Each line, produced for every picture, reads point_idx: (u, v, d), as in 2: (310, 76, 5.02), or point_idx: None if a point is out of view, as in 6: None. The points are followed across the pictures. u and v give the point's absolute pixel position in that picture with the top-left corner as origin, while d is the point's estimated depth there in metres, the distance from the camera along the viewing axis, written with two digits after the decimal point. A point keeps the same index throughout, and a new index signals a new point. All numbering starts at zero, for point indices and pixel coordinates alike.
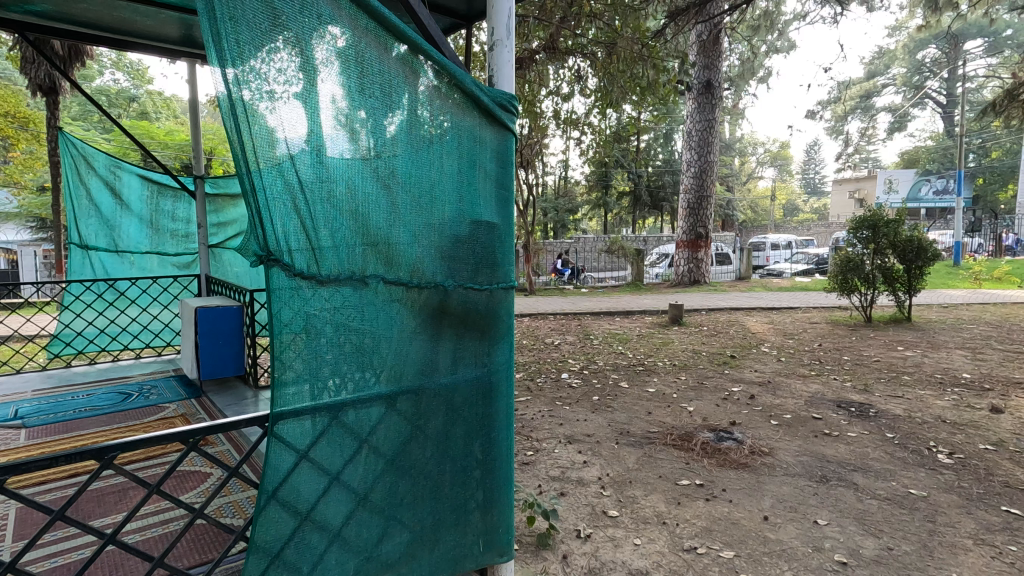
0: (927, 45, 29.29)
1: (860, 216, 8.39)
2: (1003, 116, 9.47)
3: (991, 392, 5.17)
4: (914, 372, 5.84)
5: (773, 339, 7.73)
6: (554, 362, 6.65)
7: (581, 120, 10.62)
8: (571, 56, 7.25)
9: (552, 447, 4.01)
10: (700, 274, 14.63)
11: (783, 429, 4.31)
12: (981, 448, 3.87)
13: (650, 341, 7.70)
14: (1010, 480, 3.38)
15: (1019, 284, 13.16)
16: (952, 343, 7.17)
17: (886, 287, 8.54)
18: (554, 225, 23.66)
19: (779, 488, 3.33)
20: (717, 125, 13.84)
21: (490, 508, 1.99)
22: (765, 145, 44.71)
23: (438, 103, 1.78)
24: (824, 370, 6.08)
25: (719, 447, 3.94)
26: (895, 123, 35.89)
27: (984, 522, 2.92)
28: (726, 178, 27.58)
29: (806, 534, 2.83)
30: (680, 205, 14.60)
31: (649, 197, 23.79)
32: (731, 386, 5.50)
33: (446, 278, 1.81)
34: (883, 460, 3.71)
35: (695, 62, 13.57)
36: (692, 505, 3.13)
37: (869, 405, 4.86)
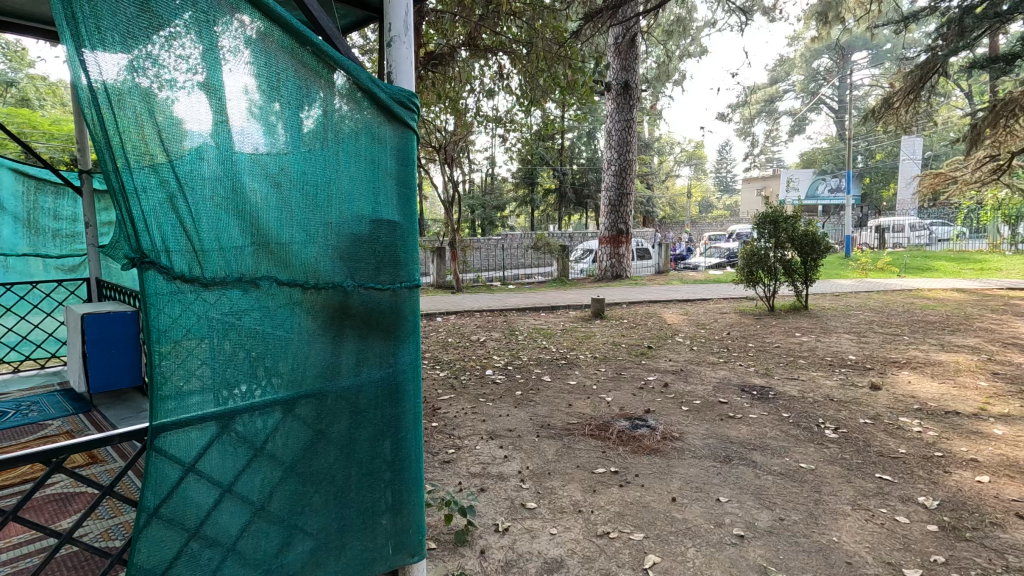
0: (821, 55, 31.98)
1: (763, 212, 9.01)
2: (881, 122, 10.51)
3: (871, 371, 5.75)
4: (808, 356, 6.38)
5: (687, 329, 8.18)
6: (478, 359, 6.66)
7: (505, 117, 10.70)
8: (492, 53, 7.28)
9: (474, 444, 4.02)
10: (621, 270, 15.14)
11: (692, 414, 4.57)
12: (861, 422, 4.30)
13: (572, 335, 7.89)
14: (884, 450, 3.77)
15: (898, 273, 14.70)
16: (840, 328, 7.90)
17: (786, 278, 9.24)
18: (481, 222, 23.70)
19: (687, 470, 3.53)
20: (635, 125, 14.38)
21: (400, 509, 1.97)
22: (681, 145, 47.10)
23: (334, 97, 1.72)
24: (731, 357, 6.50)
25: (633, 435, 4.12)
26: (795, 126, 38.91)
27: (861, 489, 3.24)
28: (646, 176, 28.79)
29: (709, 512, 3.02)
30: (602, 202, 15.05)
31: (574, 195, 24.39)
32: (647, 375, 5.77)
33: (346, 278, 1.75)
34: (778, 438, 4.03)
35: (613, 63, 14.03)
36: (607, 492, 3.25)
37: (768, 387, 5.25)
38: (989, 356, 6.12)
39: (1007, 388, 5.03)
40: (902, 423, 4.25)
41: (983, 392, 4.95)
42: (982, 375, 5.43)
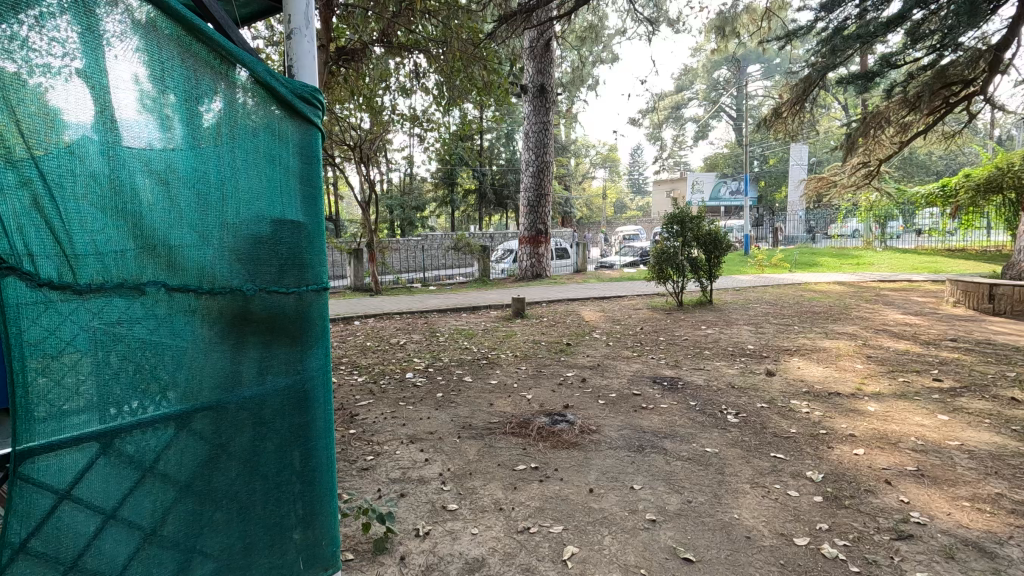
0: (720, 67, 34.38)
1: (671, 213, 9.53)
2: (772, 130, 11.47)
3: (766, 358, 6.26)
4: (712, 347, 6.82)
5: (603, 326, 8.48)
6: (398, 362, 6.52)
7: (422, 116, 10.58)
8: (408, 51, 7.19)
9: (393, 449, 3.94)
10: (541, 269, 15.36)
11: (608, 407, 4.75)
12: (758, 406, 4.66)
13: (493, 335, 7.94)
14: (778, 431, 4.11)
15: (790, 269, 16.06)
16: (740, 320, 8.52)
17: (692, 275, 9.81)
18: (400, 223, 23.26)
19: (603, 461, 3.67)
20: (551, 127, 14.71)
21: (312, 522, 1.87)
22: (596, 148, 48.78)
23: (228, 91, 1.60)
24: (644, 350, 6.82)
25: (552, 430, 4.21)
26: (699, 132, 41.50)
27: (758, 468, 3.51)
28: (563, 177, 29.54)
29: (624, 500, 3.15)
30: (521, 203, 15.25)
31: (494, 195, 24.55)
32: (565, 371, 5.93)
33: (245, 283, 1.63)
34: (686, 425, 4.28)
35: (529, 66, 14.29)
36: (527, 488, 3.30)
37: (677, 378, 5.57)
38: (864, 342, 6.86)
39: (878, 369, 5.67)
40: (794, 405, 4.66)
41: (859, 373, 5.54)
42: (859, 359, 6.08)
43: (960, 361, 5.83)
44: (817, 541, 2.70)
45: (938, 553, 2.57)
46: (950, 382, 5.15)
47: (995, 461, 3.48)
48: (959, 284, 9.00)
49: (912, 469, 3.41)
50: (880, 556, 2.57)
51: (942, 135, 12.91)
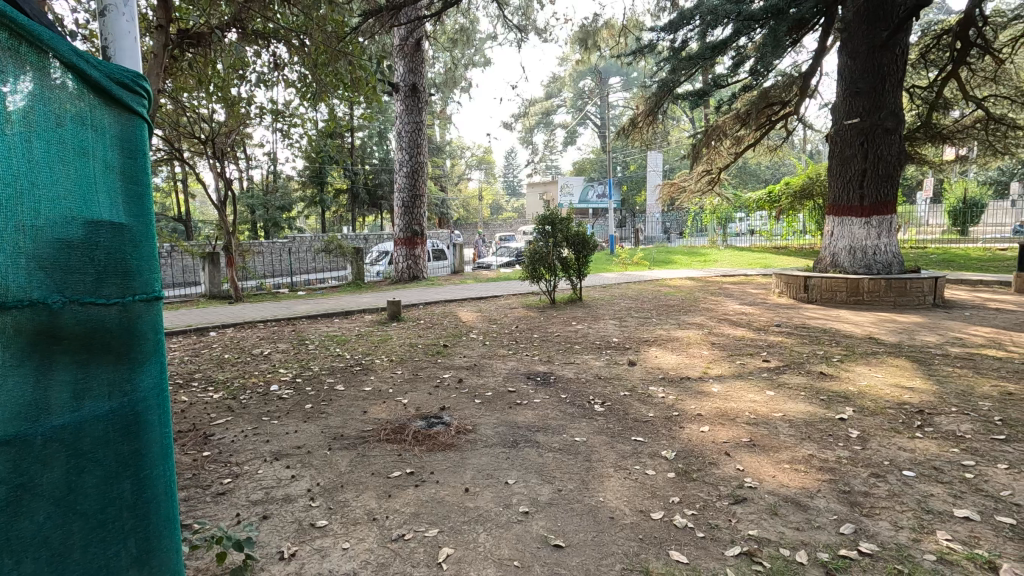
0: (585, 78, 36.63)
1: (542, 214, 9.92)
2: (632, 135, 12.42)
3: (628, 349, 6.77)
4: (581, 341, 7.22)
5: (480, 326, 8.60)
6: (260, 374, 6.03)
7: (286, 110, 9.93)
8: (266, 40, 6.71)
9: (255, 468, 3.64)
10: (419, 271, 14.97)
11: (484, 406, 4.82)
12: (622, 394, 5.03)
13: (367, 340, 7.67)
14: (637, 416, 4.47)
15: (648, 266, 17.50)
16: (606, 315, 9.12)
17: (563, 274, 10.28)
18: (264, 224, 21.57)
19: (479, 460, 3.71)
20: (424, 127, 14.56)
21: (151, 563, 1.55)
22: (471, 150, 49.30)
23: (20, 63, 1.24)
24: (518, 348, 7.03)
25: (428, 433, 4.18)
26: (568, 137, 43.75)
27: (621, 451, 3.79)
28: (439, 178, 29.41)
29: (499, 495, 3.22)
30: (395, 204, 14.92)
31: (367, 196, 23.75)
32: (442, 373, 5.91)
33: (51, 294, 1.28)
34: (557, 418, 4.48)
35: (400, 65, 14.05)
36: (402, 495, 3.24)
37: (549, 373, 5.82)
38: (709, 330, 7.71)
39: (720, 354, 6.39)
40: (651, 391, 5.10)
41: (706, 358, 6.21)
42: (705, 346, 6.81)
43: (782, 343, 6.79)
44: (671, 514, 2.97)
45: (765, 511, 2.96)
46: (775, 362, 5.97)
47: (808, 427, 4.10)
48: (782, 276, 10.46)
49: (746, 441, 3.89)
50: (721, 520, 2.90)
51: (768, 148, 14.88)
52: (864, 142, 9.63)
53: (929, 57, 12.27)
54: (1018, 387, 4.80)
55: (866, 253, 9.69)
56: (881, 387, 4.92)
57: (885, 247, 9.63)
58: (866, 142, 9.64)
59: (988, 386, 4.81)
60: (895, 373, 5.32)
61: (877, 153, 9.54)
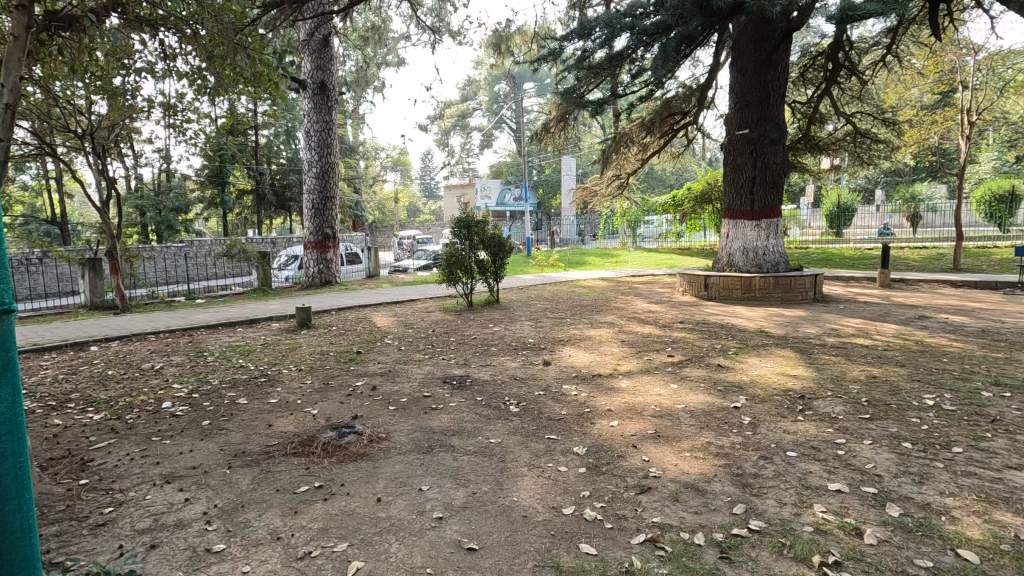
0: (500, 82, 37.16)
1: (458, 217, 9.89)
2: (545, 140, 12.70)
3: (544, 349, 6.91)
4: (498, 343, 7.27)
5: (396, 330, 8.42)
6: (151, 391, 5.52)
7: (179, 103, 9.21)
8: (156, 28, 6.20)
9: (142, 494, 3.34)
10: (331, 275, 14.35)
11: (398, 412, 4.72)
12: (537, 394, 5.13)
13: (274, 349, 7.26)
14: (551, 415, 4.57)
15: (564, 267, 17.97)
16: (523, 316, 9.26)
17: (480, 276, 10.29)
18: (157, 227, 19.83)
19: (392, 468, 3.63)
20: (335, 127, 14.04)
21: None
22: (386, 151, 48.26)
23: None
24: (435, 352, 6.96)
25: (339, 444, 4.03)
26: (484, 140, 44.04)
27: (534, 450, 3.86)
28: (352, 179, 28.49)
29: (412, 502, 3.16)
30: (305, 205, 14.25)
31: (274, 197, 22.52)
32: (354, 381, 5.72)
33: None
34: (472, 420, 4.48)
35: (308, 61, 13.50)
36: (310, 510, 3.10)
37: (465, 376, 5.80)
38: (619, 328, 8.04)
39: (629, 351, 6.69)
40: (565, 390, 5.23)
41: (616, 356, 6.47)
42: (615, 343, 7.10)
43: (685, 338, 7.23)
44: (581, 508, 3.06)
45: (668, 498, 3.13)
46: (678, 356, 6.35)
47: (706, 416, 4.39)
48: (685, 276, 11.13)
49: (651, 433, 4.09)
50: (628, 510, 3.03)
51: (672, 155, 15.77)
52: (753, 151, 10.47)
53: (806, 76, 13.58)
54: (881, 370, 5.43)
55: (757, 253, 10.54)
56: (770, 376, 5.37)
57: (773, 247, 10.53)
58: (755, 150, 10.49)
59: (857, 371, 5.41)
60: (782, 363, 5.83)
61: (765, 161, 10.41)
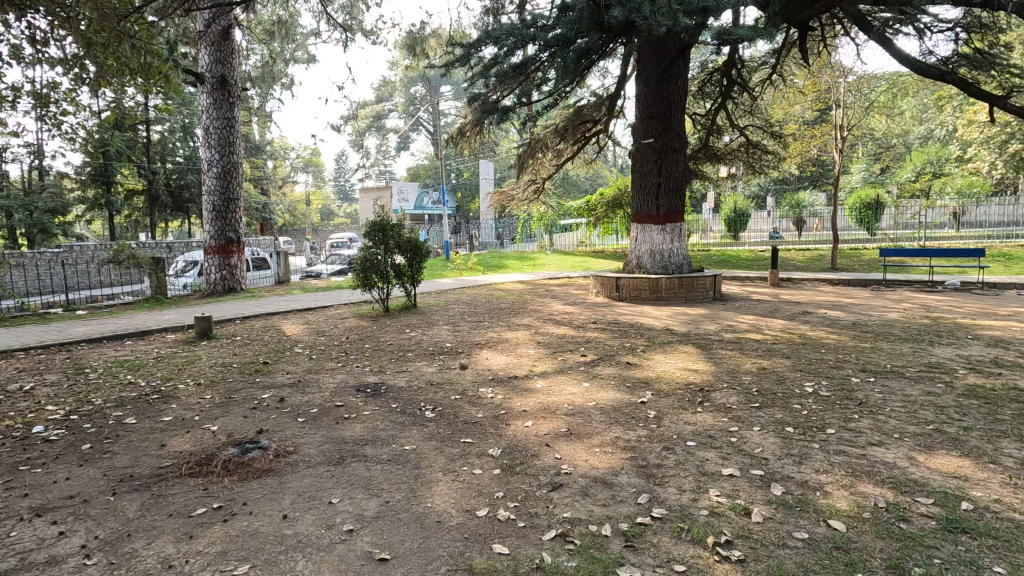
0: (416, 84, 36.90)
1: (373, 221, 9.63)
2: (461, 143, 12.71)
3: (461, 353, 6.91)
4: (414, 348, 7.18)
5: (307, 339, 8.07)
6: (19, 415, 4.92)
7: (54, 93, 8.30)
8: (24, 11, 5.57)
9: (7, 531, 2.97)
10: (235, 282, 13.44)
11: (308, 424, 4.53)
12: (453, 398, 5.12)
13: (169, 363, 6.71)
14: (467, 418, 4.59)
15: (482, 271, 18.04)
16: (441, 320, 9.19)
17: (396, 281, 10.09)
18: (27, 231, 17.69)
19: (300, 482, 3.48)
20: (237, 125, 13.25)
21: None
22: (296, 151, 46.19)
23: None
24: (349, 360, 6.75)
25: (242, 461, 3.80)
26: (401, 143, 43.42)
27: (450, 455, 3.86)
28: (259, 180, 26.98)
29: (321, 517, 3.05)
30: (204, 208, 13.30)
31: (170, 199, 20.85)
32: (260, 394, 5.41)
33: None
34: (387, 428, 4.40)
35: (206, 54, 12.67)
36: (207, 534, 2.90)
37: (380, 383, 5.67)
38: (536, 330, 8.21)
39: (545, 352, 6.84)
40: (481, 393, 5.27)
41: (532, 357, 6.60)
42: (531, 345, 7.24)
43: (597, 338, 7.52)
44: (495, 509, 3.10)
45: (578, 493, 3.24)
46: (591, 356, 6.59)
47: (615, 412, 4.59)
48: (598, 278, 11.56)
49: (564, 431, 4.22)
50: (540, 508, 3.11)
51: (585, 161, 16.31)
52: (658, 159, 11.07)
53: (705, 90, 14.55)
54: (769, 362, 5.94)
55: (663, 255, 11.14)
56: (673, 371, 5.71)
57: (678, 250, 11.17)
58: (659, 159, 11.10)
59: (749, 364, 5.87)
60: (685, 359, 6.21)
61: (668, 169, 11.04)
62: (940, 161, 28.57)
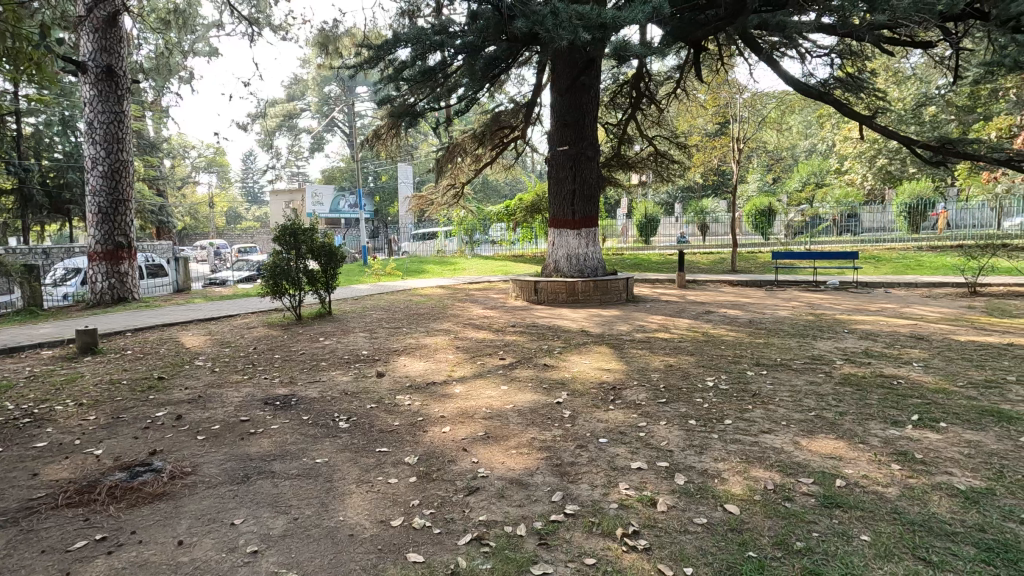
0: (330, 83, 35.83)
1: (283, 225, 9.19)
2: (377, 146, 12.46)
3: (378, 360, 6.75)
4: (329, 357, 6.93)
5: (209, 350, 7.54)
6: None
7: None
8: None
9: None
10: (126, 291, 12.27)
11: (209, 442, 4.24)
12: (368, 407, 4.99)
13: (44, 382, 6.01)
14: (383, 427, 4.49)
15: (402, 276, 17.71)
16: (358, 327, 8.93)
17: (309, 288, 9.66)
18: None
19: (199, 505, 3.25)
20: (127, 119, 12.17)
21: None
22: (198, 150, 43.15)
23: None
24: (256, 372, 6.38)
25: (130, 486, 3.48)
26: (315, 143, 41.84)
27: (365, 466, 3.76)
28: (155, 180, 24.90)
29: (221, 540, 2.86)
30: (88, 209, 12.06)
31: (47, 199, 18.83)
32: (154, 412, 4.99)
33: None
34: (297, 442, 4.21)
35: (89, 41, 11.56)
36: (88, 569, 2.64)
37: (290, 395, 5.40)
38: (455, 335, 8.19)
39: (464, 357, 6.84)
40: (398, 400, 5.17)
41: (450, 362, 6.57)
42: (450, 350, 7.22)
43: (516, 341, 7.63)
44: (410, 518, 3.06)
45: (494, 495, 3.27)
46: (509, 358, 6.67)
47: (532, 413, 4.67)
48: (517, 281, 11.72)
49: (481, 434, 4.24)
50: (456, 513, 3.11)
51: (503, 166, 16.48)
52: (572, 166, 11.42)
53: (616, 101, 15.22)
54: (675, 359, 6.31)
55: (579, 260, 11.48)
56: (587, 371, 5.92)
57: (592, 254, 11.56)
58: (574, 166, 11.45)
59: (657, 361, 6.20)
60: (598, 358, 6.46)
61: (583, 176, 11.41)
62: (822, 173, 31.72)
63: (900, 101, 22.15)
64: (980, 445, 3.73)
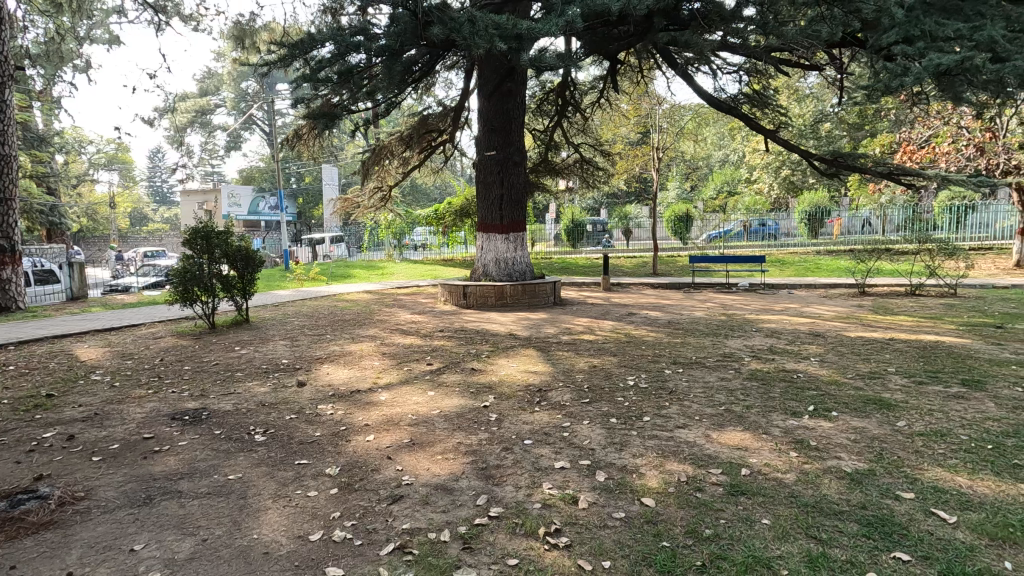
0: (247, 79, 34.14)
1: (194, 227, 8.63)
2: (297, 146, 12.01)
3: (298, 369, 6.49)
4: (245, 367, 6.57)
5: (108, 364, 6.94)
6: None
7: None
8: None
9: None
10: (11, 300, 11.04)
11: (106, 463, 3.90)
12: (287, 418, 4.79)
13: None
14: (303, 439, 4.32)
15: (326, 281, 17.11)
16: (277, 335, 8.53)
17: (224, 294, 9.12)
18: None
19: (93, 532, 2.99)
20: (10, 110, 10.99)
21: None
22: (96, 144, 39.65)
23: None
24: (162, 385, 5.93)
25: (9, 517, 3.14)
26: (231, 141, 39.64)
27: (282, 480, 3.60)
28: (45, 177, 22.60)
29: (118, 569, 2.65)
30: None
31: None
32: (41, 433, 4.52)
33: None
34: (208, 458, 3.96)
35: None
36: None
37: (201, 409, 5.07)
38: (381, 341, 8.02)
39: (390, 363, 6.70)
40: (319, 410, 4.99)
41: (376, 369, 6.43)
42: (376, 356, 7.06)
43: (444, 345, 7.58)
44: (329, 531, 2.96)
45: (418, 503, 3.24)
46: (436, 364, 6.61)
47: (459, 418, 4.66)
48: (446, 286, 11.65)
49: (406, 441, 4.18)
50: (379, 522, 3.05)
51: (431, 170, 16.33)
52: (500, 171, 11.53)
53: (542, 108, 15.52)
54: (599, 360, 6.52)
55: (507, 263, 11.60)
56: (514, 374, 5.99)
57: (520, 258, 11.70)
58: (501, 171, 11.56)
59: (582, 363, 6.37)
60: (525, 361, 6.55)
61: (510, 181, 11.54)
62: (734, 182, 33.86)
63: (801, 117, 24.11)
64: (864, 431, 4.13)
